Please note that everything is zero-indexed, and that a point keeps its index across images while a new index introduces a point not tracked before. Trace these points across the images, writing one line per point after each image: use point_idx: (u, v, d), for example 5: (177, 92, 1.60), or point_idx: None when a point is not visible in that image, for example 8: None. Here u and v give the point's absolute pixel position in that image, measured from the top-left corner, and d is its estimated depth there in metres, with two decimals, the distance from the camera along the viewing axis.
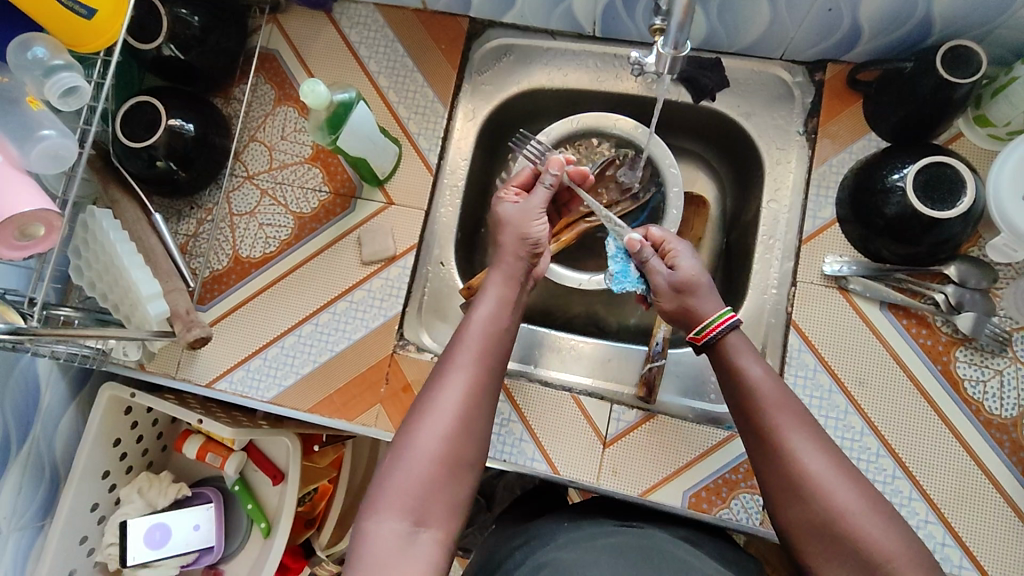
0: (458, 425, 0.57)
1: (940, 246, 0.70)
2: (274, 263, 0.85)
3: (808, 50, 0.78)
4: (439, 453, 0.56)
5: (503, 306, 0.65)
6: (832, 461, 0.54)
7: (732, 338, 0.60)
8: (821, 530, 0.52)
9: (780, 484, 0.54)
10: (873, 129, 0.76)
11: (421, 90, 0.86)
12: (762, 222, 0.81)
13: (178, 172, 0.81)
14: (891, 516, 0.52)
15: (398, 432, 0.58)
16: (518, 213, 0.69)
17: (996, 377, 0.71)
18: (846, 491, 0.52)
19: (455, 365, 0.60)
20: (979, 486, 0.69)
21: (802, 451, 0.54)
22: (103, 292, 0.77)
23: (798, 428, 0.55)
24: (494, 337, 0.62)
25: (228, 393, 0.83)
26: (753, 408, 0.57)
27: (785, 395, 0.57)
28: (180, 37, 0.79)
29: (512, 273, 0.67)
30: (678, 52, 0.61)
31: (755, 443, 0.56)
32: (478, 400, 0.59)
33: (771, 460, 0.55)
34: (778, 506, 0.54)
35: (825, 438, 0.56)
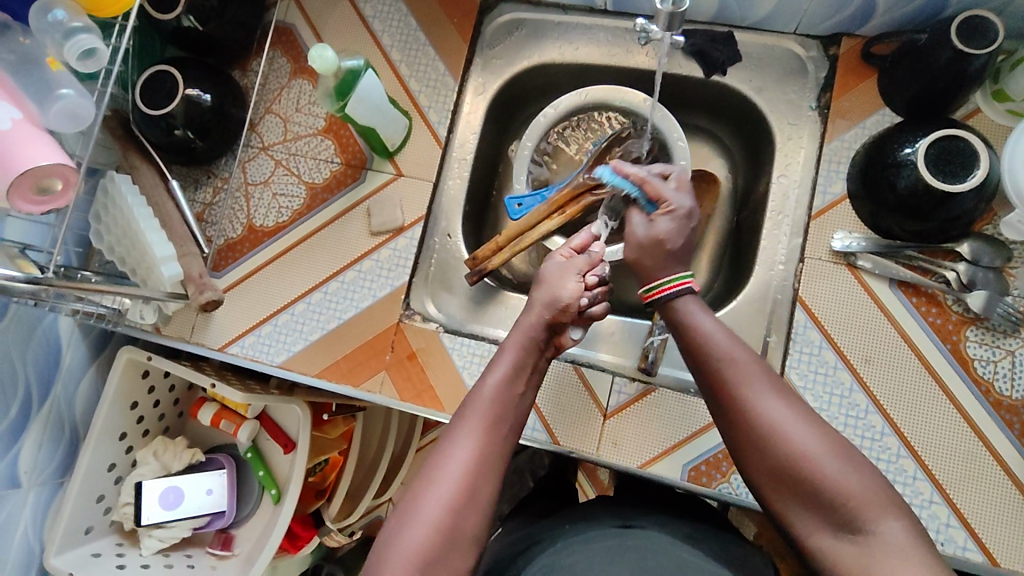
0: (464, 490, 0.57)
1: (952, 223, 0.68)
2: (287, 232, 0.87)
3: (822, 23, 0.77)
4: (443, 517, 0.55)
5: (517, 371, 0.65)
6: (786, 408, 0.55)
7: (685, 300, 0.64)
8: (784, 474, 0.53)
9: (738, 437, 0.57)
10: (887, 105, 0.75)
11: (432, 64, 0.87)
12: (772, 199, 0.80)
13: (195, 141, 0.84)
14: (853, 459, 0.53)
15: (406, 497, 0.58)
16: (553, 275, 0.70)
17: (1007, 358, 0.70)
18: (801, 436, 0.54)
19: (464, 428, 0.60)
20: (986, 469, 0.68)
21: (755, 402, 0.56)
22: (121, 256, 0.80)
23: (749, 378, 0.57)
24: (504, 405, 0.63)
25: (240, 357, 0.85)
26: (708, 361, 0.59)
27: (738, 347, 0.59)
28: (199, 8, 0.81)
29: (529, 336, 0.67)
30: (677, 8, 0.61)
31: (716, 398, 0.59)
32: (486, 470, 0.59)
33: (727, 410, 0.58)
34: (743, 459, 0.56)
35: (781, 386, 0.57)
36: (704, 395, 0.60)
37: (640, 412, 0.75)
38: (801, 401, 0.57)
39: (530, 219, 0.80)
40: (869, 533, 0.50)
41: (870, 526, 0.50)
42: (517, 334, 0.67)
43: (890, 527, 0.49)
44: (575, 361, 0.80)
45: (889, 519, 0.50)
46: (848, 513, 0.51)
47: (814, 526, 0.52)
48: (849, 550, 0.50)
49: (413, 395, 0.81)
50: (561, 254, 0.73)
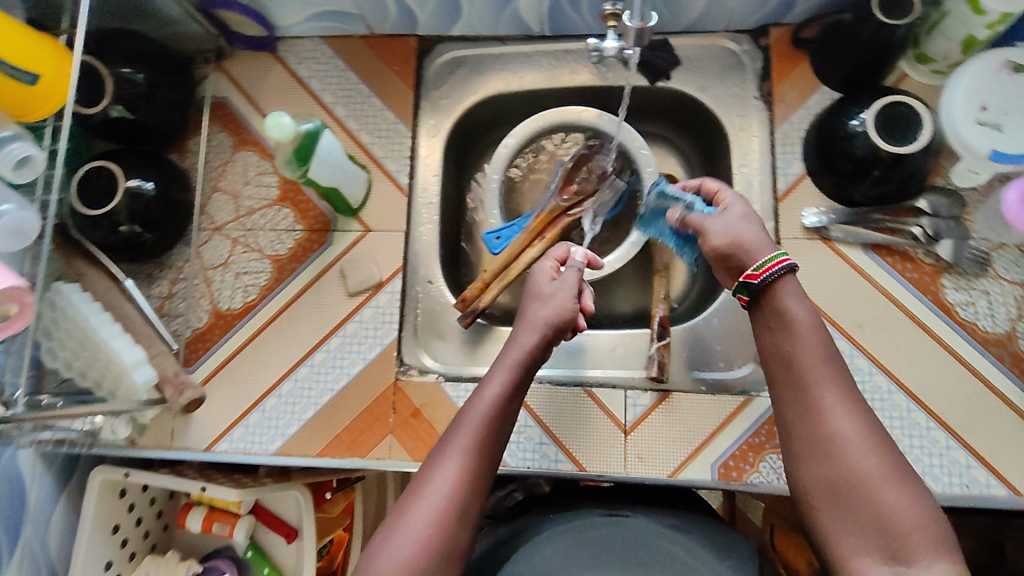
0: (450, 509, 0.54)
1: (908, 181, 0.72)
2: (257, 310, 0.83)
3: (749, 18, 0.81)
4: (429, 534, 0.53)
5: (515, 387, 0.62)
6: (865, 425, 0.53)
7: (786, 282, 0.59)
8: (842, 488, 0.51)
9: (801, 435, 0.54)
10: (824, 84, 0.79)
11: (381, 114, 0.85)
12: (736, 188, 0.81)
13: (143, 234, 0.79)
14: (916, 491, 0.50)
15: (392, 511, 0.56)
16: (550, 295, 0.68)
17: (984, 297, 0.73)
18: (870, 456, 0.51)
19: (456, 444, 0.58)
20: (989, 405, 0.70)
21: (833, 408, 0.53)
22: (82, 371, 0.73)
23: (832, 385, 0.55)
24: (498, 419, 0.59)
25: (230, 453, 0.79)
26: (788, 359, 0.57)
27: (826, 352, 0.56)
28: (126, 97, 0.77)
29: (530, 351, 0.64)
30: (644, 24, 0.62)
31: (789, 396, 0.56)
32: (474, 488, 0.56)
33: (799, 411, 0.55)
34: (799, 457, 0.54)
35: (864, 404, 0.54)
36: (777, 389, 0.57)
37: (659, 421, 0.75)
38: (879, 422, 0.54)
39: (511, 251, 0.80)
40: (916, 567, 0.47)
41: (918, 559, 0.47)
42: (515, 348, 0.64)
43: (939, 567, 0.47)
44: (582, 382, 0.79)
45: (943, 561, 0.47)
46: (899, 537, 0.48)
47: (855, 545, 0.49)
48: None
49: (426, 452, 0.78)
50: (552, 270, 0.71)
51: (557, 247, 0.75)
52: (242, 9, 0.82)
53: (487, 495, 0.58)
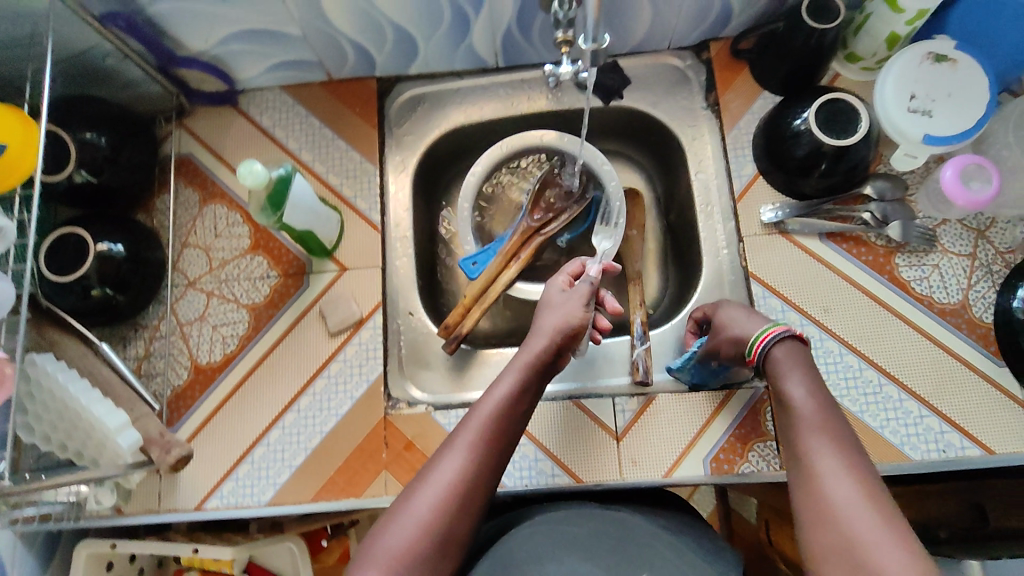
0: (453, 497, 0.56)
1: (853, 172, 0.77)
2: (237, 362, 0.83)
3: (690, 35, 0.86)
4: (428, 522, 0.55)
5: (525, 390, 0.63)
6: (867, 492, 0.51)
7: (780, 352, 0.61)
8: (840, 558, 0.49)
9: (804, 506, 0.53)
10: (765, 89, 0.85)
11: (347, 155, 0.88)
12: (696, 194, 0.86)
13: (115, 297, 0.79)
14: (918, 560, 0.47)
15: (398, 498, 0.58)
16: (560, 302, 0.70)
17: (936, 271, 0.77)
18: (869, 524, 0.49)
19: (461, 439, 0.60)
20: (955, 372, 0.74)
21: (830, 476, 0.52)
22: (62, 443, 0.72)
23: (833, 454, 0.54)
24: (506, 418, 0.61)
25: (222, 509, 0.78)
26: (792, 433, 0.57)
27: (826, 420, 0.56)
28: (90, 160, 0.77)
29: (540, 356, 0.65)
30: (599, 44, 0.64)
31: (792, 465, 0.56)
32: (478, 480, 0.58)
33: (800, 480, 0.54)
34: (802, 528, 0.53)
35: (872, 475, 0.52)
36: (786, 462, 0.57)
37: (649, 424, 0.76)
38: (885, 491, 0.52)
39: (488, 275, 0.81)
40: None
41: None
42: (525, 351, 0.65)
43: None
44: (571, 396, 0.80)
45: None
46: None
47: None
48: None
49: None
50: (564, 282, 0.73)
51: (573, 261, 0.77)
52: (202, 66, 0.83)
53: (492, 489, 0.60)
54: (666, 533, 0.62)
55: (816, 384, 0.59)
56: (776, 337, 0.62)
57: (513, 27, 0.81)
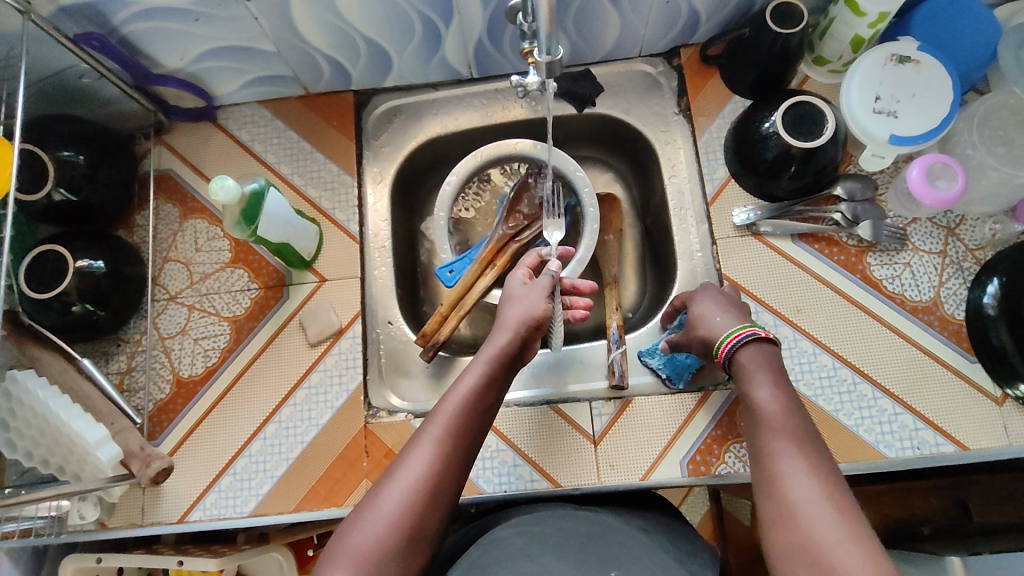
0: (420, 493, 0.57)
1: (822, 173, 0.78)
2: (218, 374, 0.84)
3: (660, 42, 0.87)
4: (394, 519, 0.55)
5: (491, 385, 0.64)
6: (830, 493, 0.51)
7: (747, 355, 0.62)
8: (800, 558, 0.48)
9: (767, 509, 0.53)
10: (735, 93, 0.86)
11: (325, 168, 0.89)
12: (670, 198, 0.87)
13: (96, 313, 0.79)
14: (877, 556, 0.46)
15: (366, 497, 0.59)
16: (521, 295, 0.71)
17: (907, 269, 0.78)
18: (828, 523, 0.48)
19: (428, 435, 0.60)
20: (928, 369, 0.75)
21: (793, 477, 0.52)
22: (43, 459, 0.72)
23: (796, 456, 0.54)
24: (473, 412, 0.62)
25: (205, 521, 0.79)
26: (759, 436, 0.57)
27: (790, 423, 0.56)
28: (68, 178, 0.78)
29: (505, 349, 0.66)
30: (554, 58, 0.64)
31: (758, 469, 0.56)
32: (445, 475, 0.59)
33: (764, 482, 0.54)
34: (766, 533, 0.52)
35: (834, 476, 0.52)
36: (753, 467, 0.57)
37: (626, 427, 0.77)
38: (847, 492, 0.51)
39: (464, 282, 0.82)
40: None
41: None
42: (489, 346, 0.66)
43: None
44: (548, 401, 0.80)
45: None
46: None
47: None
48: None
49: None
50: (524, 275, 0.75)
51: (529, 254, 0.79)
52: (179, 83, 0.84)
53: (461, 485, 0.60)
54: (638, 536, 0.62)
55: (782, 388, 0.59)
56: (743, 340, 0.62)
57: (484, 39, 0.82)
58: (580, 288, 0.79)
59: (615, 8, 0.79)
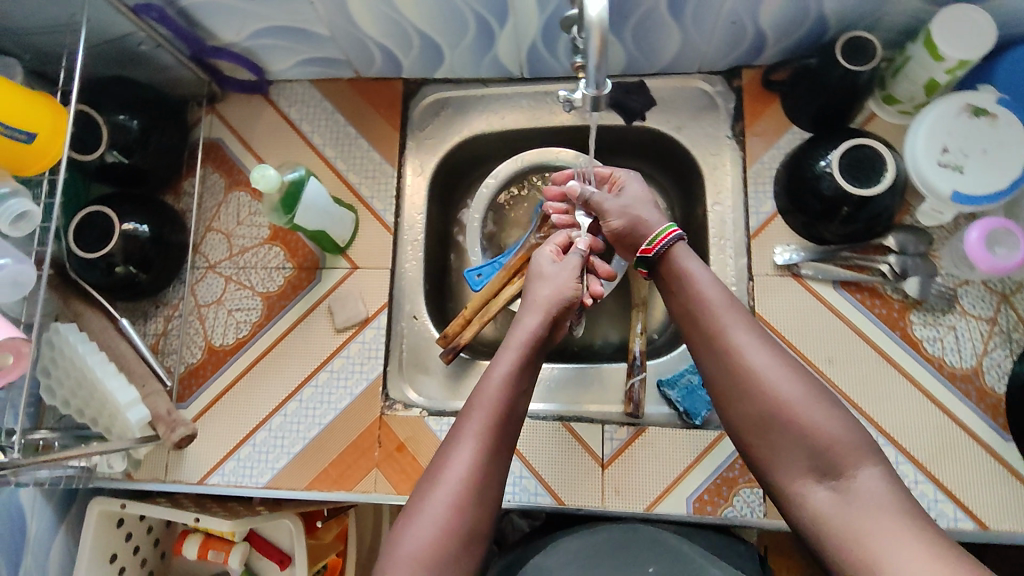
0: (467, 492, 0.60)
1: (876, 220, 0.74)
2: (247, 347, 0.86)
3: (721, 60, 0.83)
4: (448, 518, 0.58)
5: (523, 370, 0.67)
6: (778, 359, 0.60)
7: (678, 250, 0.69)
8: (769, 420, 0.59)
9: (728, 383, 0.61)
10: (795, 123, 0.82)
11: (367, 155, 0.89)
12: (711, 226, 0.84)
13: (138, 275, 0.82)
14: (830, 404, 0.59)
15: (412, 499, 0.61)
16: (552, 275, 0.75)
17: (951, 332, 0.75)
18: (789, 385, 0.59)
19: (467, 433, 0.63)
20: (957, 440, 0.72)
21: (746, 349, 0.61)
22: (79, 407, 0.76)
23: (743, 330, 0.62)
24: (508, 400, 0.65)
25: (221, 486, 0.82)
26: (701, 311, 0.65)
27: (728, 298, 0.65)
28: (121, 142, 0.80)
29: (534, 334, 0.69)
30: (601, 92, 0.56)
31: (703, 340, 0.64)
32: (488, 468, 0.62)
33: (715, 355, 0.63)
34: (731, 404, 0.61)
35: (772, 342, 0.62)
36: (694, 338, 0.65)
37: (636, 455, 0.77)
38: (786, 354, 0.62)
39: (491, 288, 0.82)
40: (847, 474, 0.55)
41: (849, 470, 0.55)
42: (520, 332, 0.69)
43: (864, 472, 0.55)
44: (562, 417, 0.81)
45: (867, 463, 0.55)
46: (826, 455, 0.56)
47: (794, 471, 0.58)
48: (824, 491, 0.56)
49: (410, 486, 0.80)
50: (554, 253, 0.77)
51: (560, 234, 0.81)
52: (232, 56, 0.85)
53: (503, 473, 0.64)
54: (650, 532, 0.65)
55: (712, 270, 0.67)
56: (673, 237, 0.69)
57: (538, 42, 0.80)
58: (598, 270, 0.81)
59: (676, 23, 0.76)
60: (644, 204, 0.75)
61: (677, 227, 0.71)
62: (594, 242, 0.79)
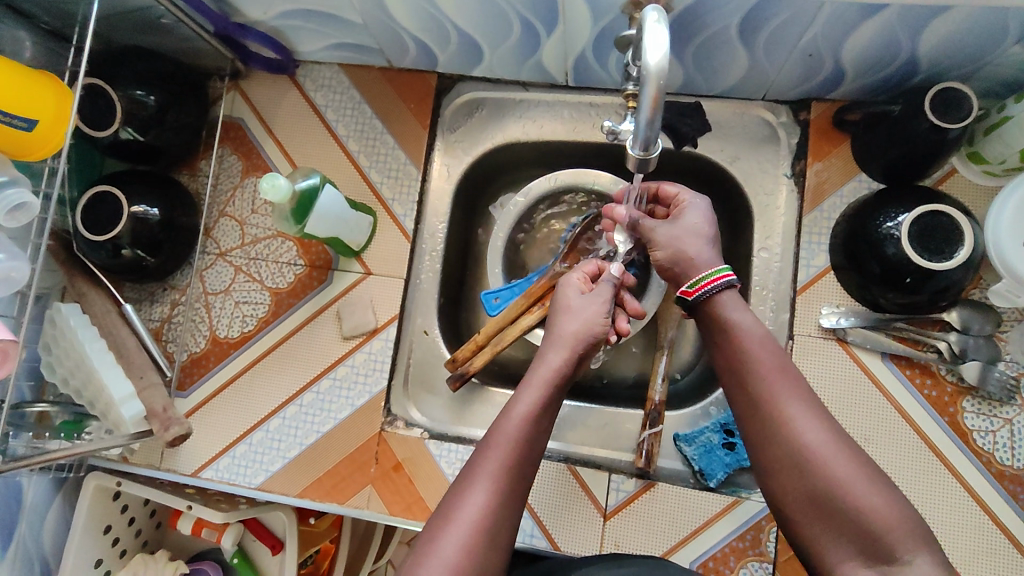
0: (479, 540, 0.51)
1: (940, 294, 0.66)
2: (253, 342, 0.83)
3: (790, 90, 0.75)
4: (457, 568, 0.49)
5: (545, 408, 0.59)
6: (830, 430, 0.53)
7: (724, 298, 0.61)
8: (820, 499, 0.51)
9: (776, 454, 0.54)
10: (863, 170, 0.73)
11: (392, 153, 0.83)
12: (754, 272, 0.78)
13: (146, 259, 0.78)
14: (888, 485, 0.51)
15: (417, 542, 0.52)
16: (580, 307, 0.66)
17: (1006, 427, 0.68)
18: (843, 459, 0.51)
19: (481, 472, 0.54)
20: (996, 544, 0.66)
21: (796, 417, 0.54)
22: (77, 389, 0.74)
23: (794, 395, 0.55)
24: (529, 440, 0.56)
25: (214, 482, 0.80)
26: (749, 370, 0.57)
27: (778, 359, 0.57)
28: (137, 118, 0.75)
29: (558, 369, 0.61)
30: (648, 153, 0.49)
31: (747, 402, 0.57)
32: (503, 516, 0.53)
33: (758, 419, 0.56)
34: (775, 477, 0.54)
35: (825, 411, 0.55)
36: (737, 399, 0.58)
37: (642, 510, 0.72)
38: (840, 426, 0.54)
39: (506, 316, 0.78)
40: (903, 564, 0.47)
41: (903, 558, 0.47)
42: (543, 367, 0.61)
43: (923, 559, 0.47)
44: (567, 458, 0.77)
45: (926, 552, 0.47)
46: (882, 541, 0.48)
47: (840, 554, 0.50)
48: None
49: (403, 507, 0.77)
50: (582, 282, 0.69)
51: (589, 262, 0.73)
52: (258, 36, 0.79)
53: (516, 523, 0.55)
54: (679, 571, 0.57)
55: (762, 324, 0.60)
56: (723, 283, 0.60)
57: (588, 52, 0.73)
58: (626, 305, 0.74)
59: (746, 49, 0.68)
60: (695, 236, 0.64)
61: (730, 269, 0.61)
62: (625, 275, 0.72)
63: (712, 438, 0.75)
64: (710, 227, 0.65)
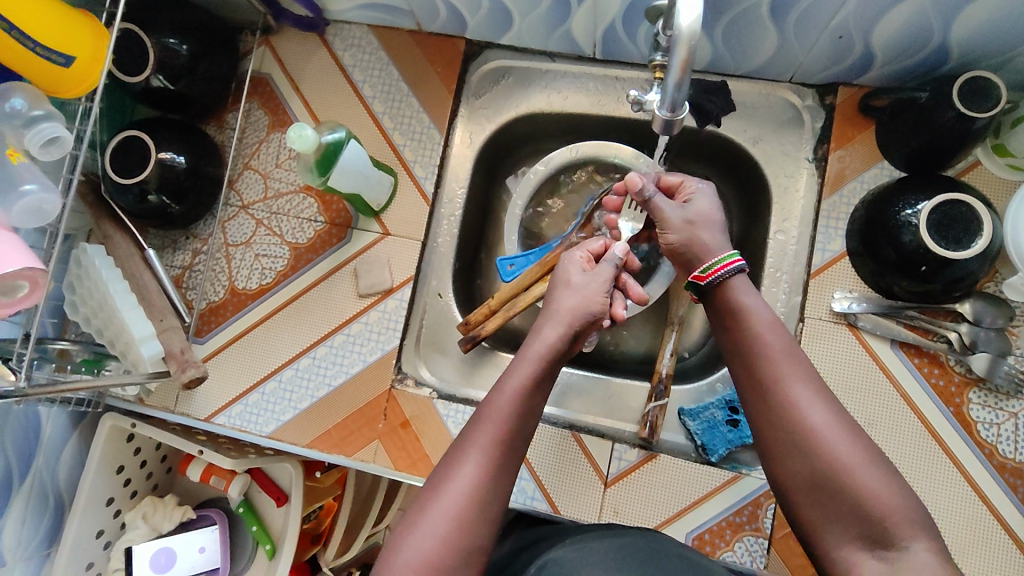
0: (470, 509, 0.53)
1: (954, 284, 0.66)
2: (271, 294, 0.85)
3: (818, 74, 0.75)
4: (449, 534, 0.51)
5: (539, 381, 0.60)
6: (836, 415, 0.53)
7: (737, 283, 0.61)
8: (822, 482, 0.52)
9: (779, 436, 0.54)
10: (885, 158, 0.73)
11: (416, 116, 0.84)
12: (769, 253, 0.78)
13: (171, 206, 0.80)
14: (891, 473, 0.52)
15: (413, 507, 0.54)
16: (580, 284, 0.67)
17: (1011, 420, 0.68)
18: (847, 445, 0.52)
19: (474, 444, 0.56)
20: (992, 534, 0.67)
21: (802, 402, 0.54)
22: (98, 328, 0.76)
23: (802, 380, 0.55)
24: (522, 414, 0.58)
25: (227, 427, 0.82)
26: (756, 353, 0.57)
27: (787, 344, 0.57)
28: (169, 67, 0.76)
29: (554, 344, 0.62)
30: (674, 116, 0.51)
31: (754, 384, 0.57)
32: (494, 485, 0.55)
33: (764, 401, 0.56)
34: (778, 459, 0.54)
35: (831, 395, 0.55)
36: (744, 379, 0.58)
37: (642, 479, 0.74)
38: (845, 411, 0.55)
39: (522, 281, 0.79)
40: (900, 549, 0.49)
41: (902, 542, 0.49)
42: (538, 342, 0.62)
43: (920, 545, 0.49)
44: (572, 426, 0.79)
45: (923, 539, 0.49)
46: (881, 527, 0.50)
47: (841, 537, 0.51)
48: (875, 562, 0.49)
49: (408, 464, 0.79)
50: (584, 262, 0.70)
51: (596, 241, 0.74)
52: None
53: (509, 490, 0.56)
54: (674, 546, 0.59)
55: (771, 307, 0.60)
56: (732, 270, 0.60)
57: (618, 24, 0.73)
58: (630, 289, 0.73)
59: (777, 28, 0.68)
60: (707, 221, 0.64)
61: (739, 257, 0.61)
62: (630, 257, 0.74)
63: (714, 415, 0.76)
64: (718, 213, 0.66)
